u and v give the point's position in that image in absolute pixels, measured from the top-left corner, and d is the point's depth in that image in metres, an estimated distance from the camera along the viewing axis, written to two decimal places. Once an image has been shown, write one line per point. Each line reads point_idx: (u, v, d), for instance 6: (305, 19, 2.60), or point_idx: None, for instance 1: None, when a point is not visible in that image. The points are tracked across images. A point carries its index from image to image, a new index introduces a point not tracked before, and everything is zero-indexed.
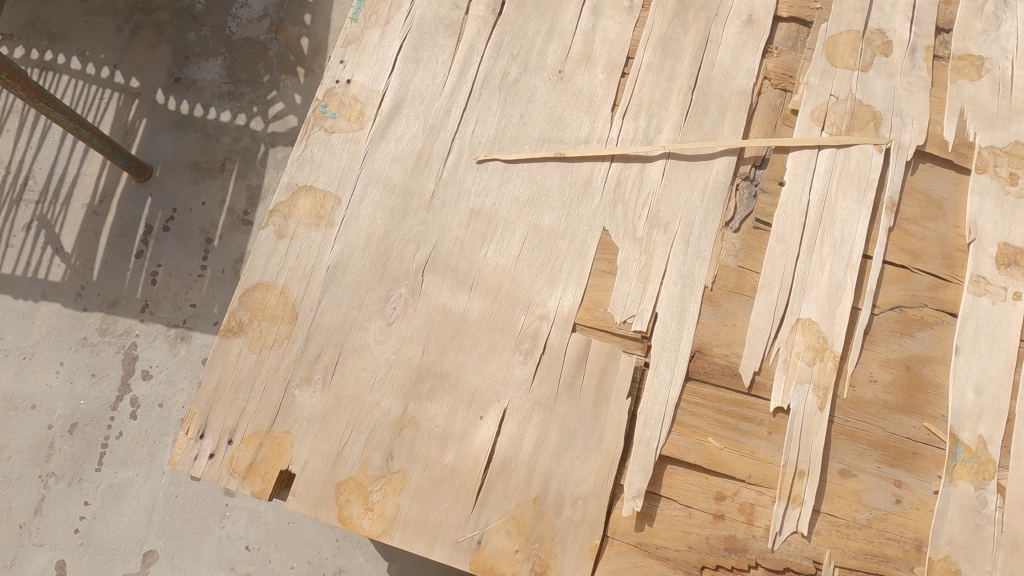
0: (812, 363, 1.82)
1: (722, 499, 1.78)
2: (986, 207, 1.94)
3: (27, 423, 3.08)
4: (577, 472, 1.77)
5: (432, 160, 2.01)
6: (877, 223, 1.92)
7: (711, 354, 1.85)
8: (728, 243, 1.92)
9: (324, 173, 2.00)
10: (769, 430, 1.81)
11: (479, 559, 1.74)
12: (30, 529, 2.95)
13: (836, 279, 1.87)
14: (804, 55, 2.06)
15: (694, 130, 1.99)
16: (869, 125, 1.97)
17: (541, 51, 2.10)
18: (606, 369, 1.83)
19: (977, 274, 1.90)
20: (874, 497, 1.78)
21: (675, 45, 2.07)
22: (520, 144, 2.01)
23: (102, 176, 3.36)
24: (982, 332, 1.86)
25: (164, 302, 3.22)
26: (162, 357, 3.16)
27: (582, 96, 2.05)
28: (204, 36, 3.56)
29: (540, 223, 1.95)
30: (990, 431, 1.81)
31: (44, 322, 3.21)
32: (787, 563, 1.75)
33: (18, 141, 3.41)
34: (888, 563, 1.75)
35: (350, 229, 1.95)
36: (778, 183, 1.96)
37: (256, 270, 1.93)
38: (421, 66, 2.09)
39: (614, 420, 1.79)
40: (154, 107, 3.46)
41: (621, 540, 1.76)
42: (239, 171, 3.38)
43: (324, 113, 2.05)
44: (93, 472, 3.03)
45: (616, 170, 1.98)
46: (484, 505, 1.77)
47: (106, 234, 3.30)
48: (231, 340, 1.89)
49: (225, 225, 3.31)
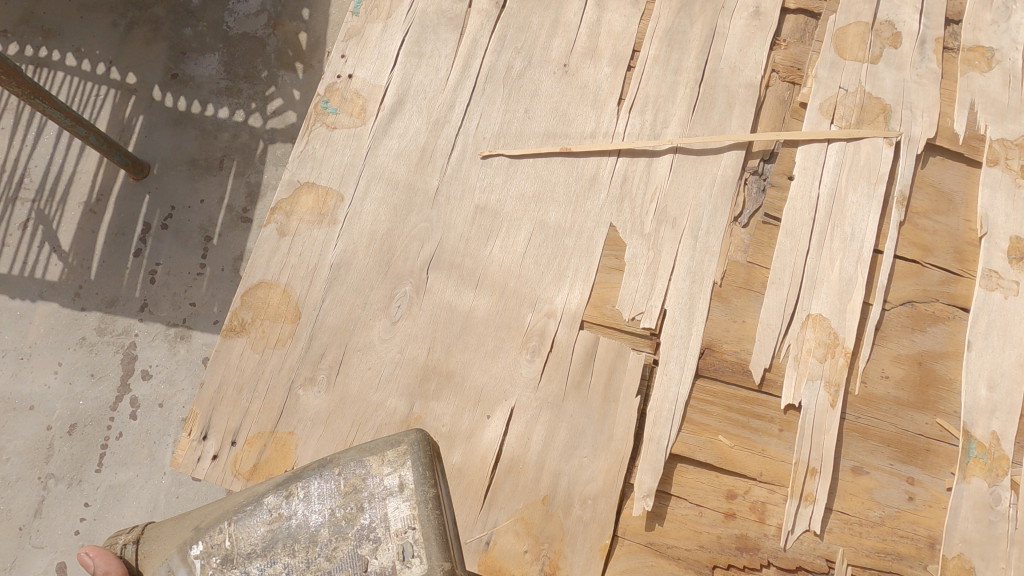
0: (824, 360, 1.80)
1: (732, 498, 1.76)
2: (997, 200, 1.92)
3: (27, 424, 3.04)
4: (585, 471, 1.75)
5: (436, 156, 1.98)
6: (888, 217, 1.90)
7: (720, 351, 1.82)
8: (737, 238, 1.90)
9: (326, 169, 1.97)
10: (780, 427, 1.79)
11: (488, 561, 1.71)
12: (30, 531, 2.92)
13: (847, 274, 1.84)
14: (812, 48, 2.04)
15: (701, 124, 1.97)
16: (879, 118, 1.95)
17: (545, 44, 2.07)
18: (615, 367, 1.81)
19: (989, 269, 1.88)
20: (886, 494, 1.76)
21: (681, 37, 2.05)
22: (525, 139, 1.98)
23: (99, 174, 3.29)
24: (994, 327, 1.85)
25: (163, 302, 3.18)
26: (162, 357, 3.12)
27: (587, 90, 2.02)
28: (201, 31, 3.48)
29: (546, 219, 1.92)
30: (1003, 427, 1.79)
31: (41, 322, 3.16)
32: (799, 562, 1.73)
33: (13, 139, 3.32)
34: (901, 561, 1.73)
35: (352, 227, 1.92)
36: (787, 177, 1.93)
37: (258, 268, 1.90)
38: (423, 60, 2.06)
39: (623, 418, 1.77)
40: (151, 104, 3.40)
41: (631, 540, 1.74)
42: (238, 168, 3.33)
43: (325, 108, 2.02)
44: (93, 473, 2.99)
45: (623, 165, 1.96)
46: (492, 505, 1.74)
47: (104, 232, 3.24)
48: (233, 339, 1.86)
49: (225, 223, 3.27)
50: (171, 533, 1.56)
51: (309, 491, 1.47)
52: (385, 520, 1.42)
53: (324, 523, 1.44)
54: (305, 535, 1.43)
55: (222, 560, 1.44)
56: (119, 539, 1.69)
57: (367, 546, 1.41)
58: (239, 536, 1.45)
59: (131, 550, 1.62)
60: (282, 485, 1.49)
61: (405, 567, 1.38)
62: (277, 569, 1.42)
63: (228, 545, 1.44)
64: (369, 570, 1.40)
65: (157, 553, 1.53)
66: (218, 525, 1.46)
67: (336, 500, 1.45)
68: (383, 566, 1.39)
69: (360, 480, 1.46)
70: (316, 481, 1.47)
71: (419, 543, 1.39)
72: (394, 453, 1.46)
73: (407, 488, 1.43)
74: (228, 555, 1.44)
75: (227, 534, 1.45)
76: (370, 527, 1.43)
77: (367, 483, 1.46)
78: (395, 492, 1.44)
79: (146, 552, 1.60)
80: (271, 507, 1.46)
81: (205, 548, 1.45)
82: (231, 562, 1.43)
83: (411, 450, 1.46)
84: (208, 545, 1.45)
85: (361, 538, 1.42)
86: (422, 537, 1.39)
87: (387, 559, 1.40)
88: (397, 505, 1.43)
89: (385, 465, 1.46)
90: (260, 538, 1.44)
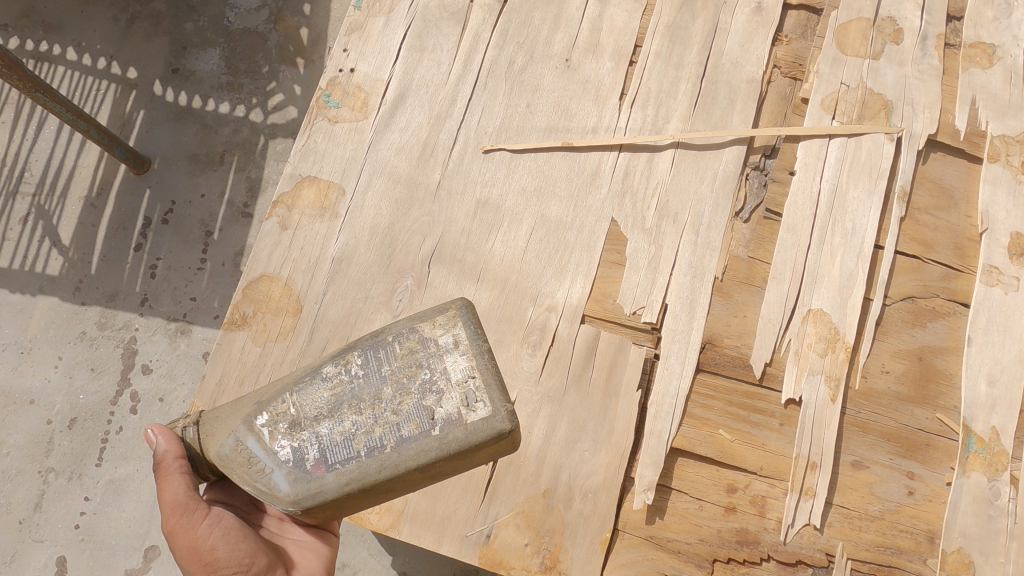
0: (824, 355, 1.80)
1: (733, 492, 1.76)
2: (998, 196, 1.93)
3: (27, 418, 2.98)
4: (586, 465, 1.75)
5: (438, 150, 1.98)
6: (889, 213, 1.90)
7: (721, 345, 1.82)
8: (738, 233, 1.90)
9: (327, 163, 1.97)
10: (781, 422, 1.79)
11: (489, 554, 1.71)
12: (30, 525, 2.86)
13: (847, 270, 1.85)
14: (814, 43, 2.04)
15: (703, 119, 1.97)
16: (880, 114, 1.95)
17: (547, 39, 2.07)
18: (616, 361, 1.81)
19: (989, 265, 1.88)
20: (886, 489, 1.76)
21: (683, 33, 2.05)
22: (527, 133, 1.98)
23: (99, 168, 3.26)
24: (994, 323, 1.85)
25: (164, 296, 3.14)
26: (162, 351, 3.08)
27: (589, 85, 2.03)
28: (202, 26, 3.46)
29: (548, 213, 1.92)
30: (1002, 422, 1.79)
31: (41, 317, 3.11)
32: (799, 556, 1.74)
33: (13, 132, 3.29)
34: (901, 555, 1.73)
35: (354, 221, 1.92)
36: (788, 172, 1.94)
37: (259, 262, 1.90)
38: (425, 54, 2.06)
39: (624, 412, 1.77)
40: (152, 98, 3.37)
41: (632, 533, 1.74)
42: (239, 163, 3.32)
43: (327, 102, 2.02)
44: (93, 467, 2.94)
45: (625, 159, 1.96)
46: (493, 499, 1.74)
47: (105, 226, 3.21)
48: (235, 333, 1.86)
49: (225, 217, 3.25)
50: (224, 414, 1.49)
51: (366, 354, 1.44)
52: (444, 372, 1.40)
53: (386, 381, 1.40)
54: (368, 394, 1.40)
55: (289, 426, 1.40)
56: (178, 424, 1.55)
57: (431, 397, 1.39)
58: (303, 402, 1.41)
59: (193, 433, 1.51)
60: (338, 355, 1.45)
61: (470, 412, 1.37)
62: (345, 426, 1.39)
63: (293, 411, 1.41)
64: (436, 418, 1.37)
65: (215, 433, 1.46)
66: (279, 396, 1.42)
67: (393, 361, 1.42)
68: (449, 414, 1.37)
69: (416, 341, 1.43)
70: (371, 347, 1.44)
71: (481, 389, 1.38)
72: (444, 317, 1.44)
73: (463, 344, 1.41)
74: (295, 420, 1.40)
75: (290, 400, 1.41)
76: (431, 380, 1.40)
77: (422, 344, 1.43)
78: (451, 351, 1.41)
79: (209, 434, 1.48)
80: (330, 374, 1.43)
81: (270, 416, 1.41)
82: (298, 426, 1.39)
83: (460, 313, 1.44)
84: (272, 414, 1.41)
85: (425, 390, 1.39)
86: (483, 383, 1.38)
87: (452, 407, 1.37)
88: (455, 359, 1.40)
89: (437, 328, 1.43)
90: (325, 401, 1.41)
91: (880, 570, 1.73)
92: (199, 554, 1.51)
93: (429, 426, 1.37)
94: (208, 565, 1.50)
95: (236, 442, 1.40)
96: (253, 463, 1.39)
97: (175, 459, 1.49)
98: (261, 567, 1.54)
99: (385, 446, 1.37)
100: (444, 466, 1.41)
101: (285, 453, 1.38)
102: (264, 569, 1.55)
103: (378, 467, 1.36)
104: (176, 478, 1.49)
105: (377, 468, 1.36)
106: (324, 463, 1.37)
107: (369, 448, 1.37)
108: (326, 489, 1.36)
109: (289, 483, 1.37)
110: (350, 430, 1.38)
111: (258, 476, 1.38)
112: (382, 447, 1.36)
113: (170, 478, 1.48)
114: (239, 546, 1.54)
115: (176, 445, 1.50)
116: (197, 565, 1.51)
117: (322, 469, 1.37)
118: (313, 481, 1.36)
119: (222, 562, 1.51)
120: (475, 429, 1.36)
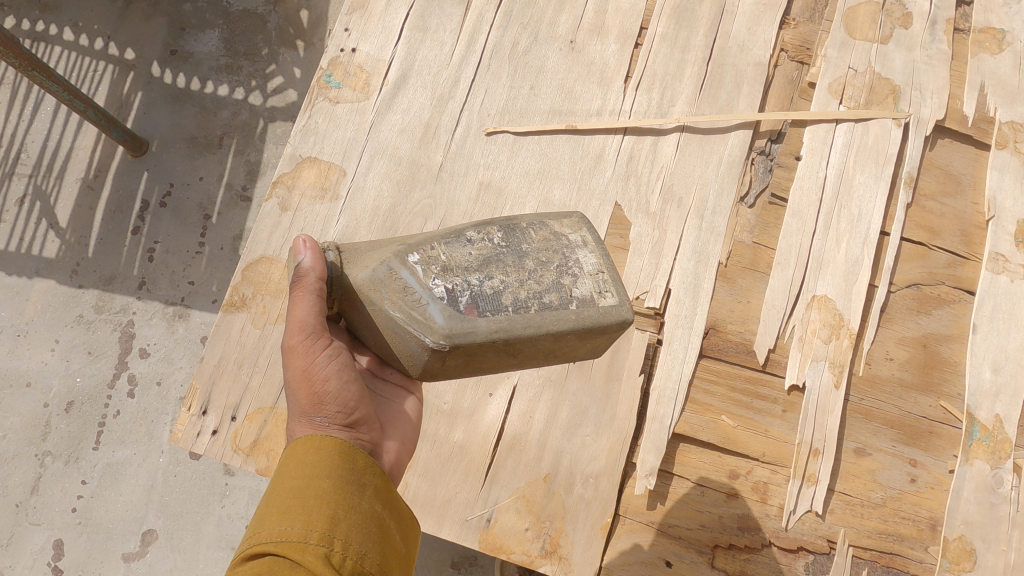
0: (828, 341, 1.79)
1: (735, 478, 1.75)
2: (1005, 183, 1.92)
3: (23, 401, 2.96)
4: (588, 450, 1.74)
5: (440, 131, 1.95)
6: (895, 199, 1.88)
7: (724, 331, 1.81)
8: (743, 218, 1.89)
9: (328, 144, 1.95)
10: (784, 408, 1.78)
11: (489, 538, 1.69)
12: (26, 508, 2.84)
13: (853, 256, 1.83)
14: (822, 27, 2.02)
15: (708, 103, 1.95)
16: (888, 99, 1.93)
17: (552, 20, 2.04)
18: (619, 345, 1.79)
19: (995, 252, 1.87)
20: (889, 476, 1.76)
21: (689, 15, 2.03)
22: (531, 116, 1.96)
23: (97, 150, 3.23)
24: (1000, 310, 1.84)
25: (162, 280, 3.11)
26: (160, 335, 3.05)
27: (593, 67, 2.00)
28: (201, 7, 3.41)
29: (551, 196, 1.89)
30: (1007, 410, 1.79)
31: (38, 299, 3.08)
32: (800, 542, 1.73)
33: (9, 113, 3.25)
34: (903, 542, 1.73)
35: (355, 202, 1.89)
36: (794, 157, 1.92)
37: (259, 243, 1.87)
38: (428, 34, 2.03)
39: (627, 397, 1.76)
40: (150, 80, 3.33)
41: (632, 519, 1.73)
42: (237, 146, 3.28)
43: (328, 82, 1.99)
44: (90, 451, 2.91)
45: (629, 143, 1.93)
46: (493, 483, 1.73)
47: (102, 209, 3.18)
48: (234, 315, 1.84)
49: (224, 201, 3.22)
50: (367, 252, 1.40)
51: (506, 227, 1.37)
52: (578, 262, 1.36)
53: (526, 253, 1.33)
54: (513, 258, 1.32)
55: (442, 269, 1.29)
56: (324, 250, 1.42)
57: (568, 277, 1.34)
58: (452, 254, 1.31)
59: (335, 255, 1.41)
60: (479, 223, 1.38)
61: (601, 299, 1.34)
62: (494, 282, 1.29)
63: (444, 258, 1.30)
64: (574, 296, 1.33)
65: (361, 262, 1.37)
66: (428, 242, 1.33)
67: (530, 241, 1.36)
68: (584, 296, 1.33)
69: (548, 230, 1.38)
70: (508, 224, 1.38)
71: (610, 282, 1.36)
72: (568, 222, 1.41)
73: (591, 244, 1.39)
74: (447, 265, 1.30)
75: (439, 248, 1.32)
76: (567, 264, 1.35)
77: (554, 236, 1.38)
78: (581, 246, 1.38)
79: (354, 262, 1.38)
80: (474, 237, 1.34)
81: (423, 256, 1.30)
82: (450, 271, 1.29)
83: (585, 221, 1.42)
84: (423, 255, 1.30)
85: (563, 269, 1.34)
86: (612, 278, 1.37)
87: (586, 292, 1.34)
88: (586, 254, 1.37)
89: (564, 229, 1.40)
90: (473, 258, 1.31)
91: (881, 557, 1.72)
92: (310, 382, 1.31)
93: (568, 301, 1.32)
94: (315, 398, 1.30)
95: (389, 271, 1.30)
96: (408, 294, 1.28)
97: (314, 279, 1.34)
98: (366, 417, 1.32)
99: (530, 307, 1.29)
100: (567, 345, 1.36)
101: (439, 291, 1.27)
102: (366, 421, 1.32)
103: (525, 323, 1.28)
104: (310, 298, 1.33)
105: (524, 325, 1.28)
106: (477, 308, 1.27)
107: (516, 305, 1.28)
108: (477, 331, 1.26)
109: (444, 317, 1.26)
110: (498, 287, 1.29)
111: (413, 305, 1.28)
112: (527, 307, 1.29)
113: (304, 295, 1.33)
114: (349, 387, 1.33)
115: (321, 265, 1.35)
116: (304, 396, 1.31)
117: (473, 312, 1.27)
118: (465, 322, 1.26)
119: (330, 398, 1.30)
120: (607, 315, 1.34)
